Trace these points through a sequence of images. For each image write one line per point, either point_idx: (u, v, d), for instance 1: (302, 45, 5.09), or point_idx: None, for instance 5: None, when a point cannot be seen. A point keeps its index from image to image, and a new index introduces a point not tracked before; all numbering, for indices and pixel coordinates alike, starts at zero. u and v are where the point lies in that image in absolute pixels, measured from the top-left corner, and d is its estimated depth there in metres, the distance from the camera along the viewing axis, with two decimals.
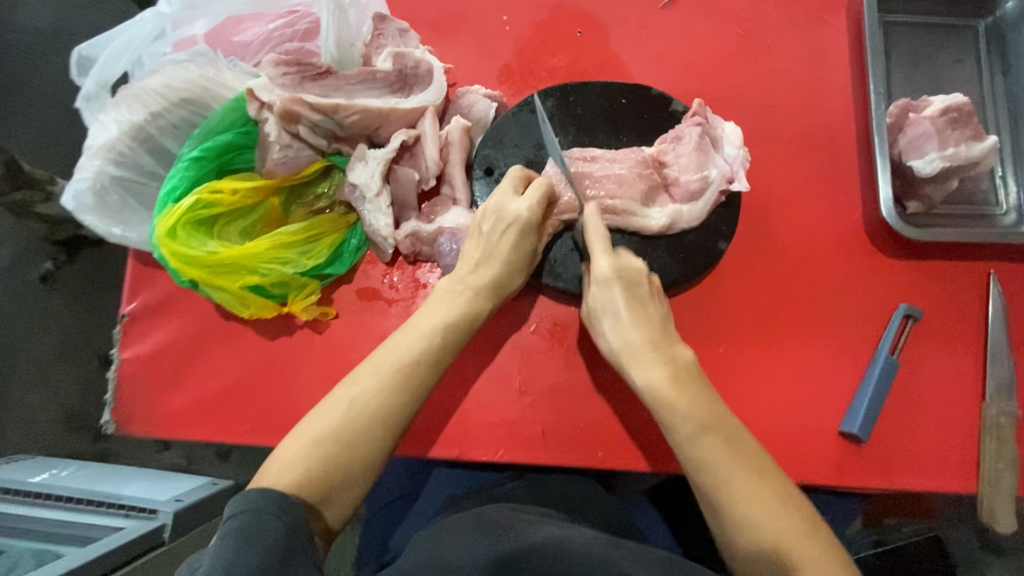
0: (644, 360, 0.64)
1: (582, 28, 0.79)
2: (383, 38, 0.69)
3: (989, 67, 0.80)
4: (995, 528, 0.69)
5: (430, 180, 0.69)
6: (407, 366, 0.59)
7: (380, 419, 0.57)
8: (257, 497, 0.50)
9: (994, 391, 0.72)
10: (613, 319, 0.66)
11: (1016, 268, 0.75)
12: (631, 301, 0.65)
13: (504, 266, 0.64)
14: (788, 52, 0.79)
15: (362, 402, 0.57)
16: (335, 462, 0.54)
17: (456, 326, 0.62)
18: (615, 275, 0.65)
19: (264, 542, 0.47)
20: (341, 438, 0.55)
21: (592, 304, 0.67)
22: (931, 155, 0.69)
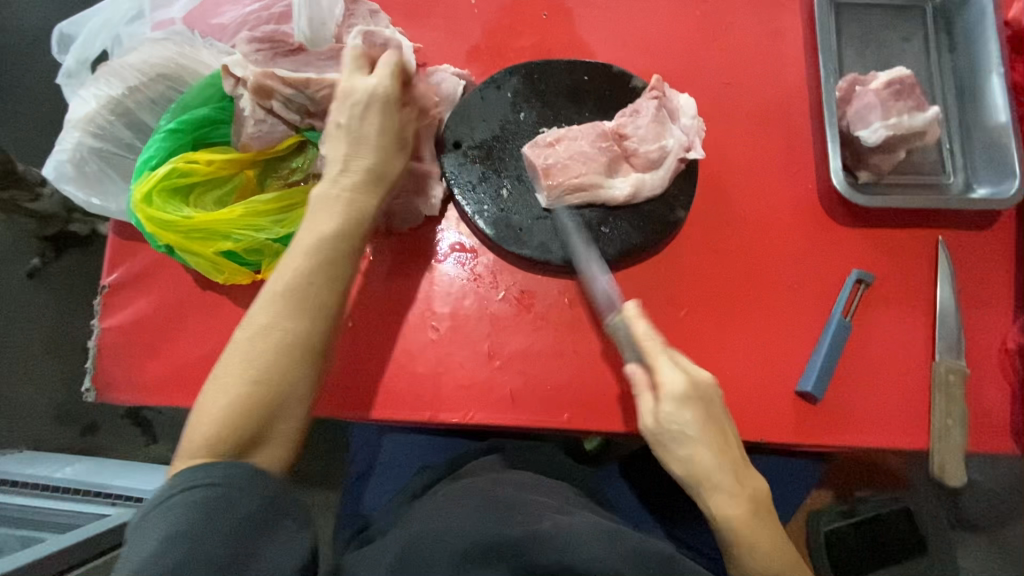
0: (723, 494, 0.63)
1: (548, 11, 0.82)
2: (354, 18, 0.73)
3: (937, 45, 0.84)
4: (946, 482, 0.72)
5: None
6: (301, 289, 0.58)
7: (286, 345, 0.56)
8: (221, 472, 0.50)
9: (942, 350, 0.75)
10: (683, 467, 0.64)
11: (963, 234, 0.79)
12: (703, 419, 0.64)
13: (376, 152, 0.63)
14: (745, 32, 0.83)
15: (263, 334, 0.56)
16: (249, 408, 0.54)
17: (342, 236, 0.61)
18: (687, 437, 0.63)
19: (231, 517, 0.48)
20: (247, 382, 0.55)
21: (664, 423, 0.64)
22: (876, 124, 0.73)
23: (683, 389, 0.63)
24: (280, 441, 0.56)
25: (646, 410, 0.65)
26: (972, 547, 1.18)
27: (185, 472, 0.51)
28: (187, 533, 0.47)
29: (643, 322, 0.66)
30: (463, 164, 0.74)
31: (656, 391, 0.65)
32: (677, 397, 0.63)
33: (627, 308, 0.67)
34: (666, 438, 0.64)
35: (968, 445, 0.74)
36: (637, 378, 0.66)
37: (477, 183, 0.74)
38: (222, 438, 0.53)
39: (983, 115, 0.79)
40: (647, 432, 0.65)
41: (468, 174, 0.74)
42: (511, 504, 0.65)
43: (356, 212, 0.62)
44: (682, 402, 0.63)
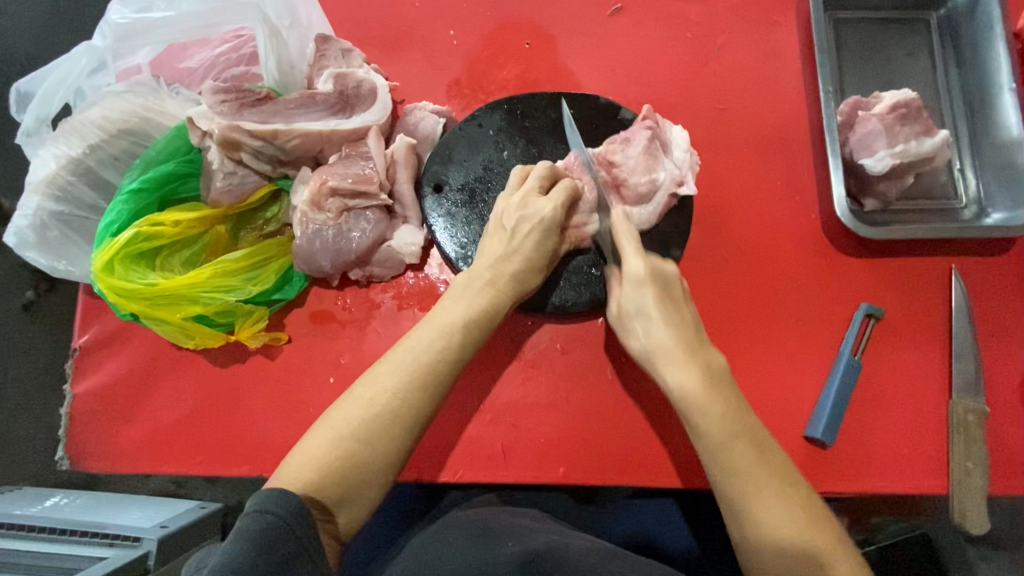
0: (679, 367, 0.59)
1: (531, 39, 0.79)
2: (326, 59, 0.69)
3: (943, 59, 0.79)
4: (968, 529, 0.68)
5: (362, 197, 0.66)
6: (429, 364, 0.58)
7: (398, 420, 0.55)
8: (279, 500, 0.48)
9: (959, 387, 0.71)
10: (640, 345, 0.61)
11: (977, 262, 0.74)
12: (661, 300, 0.61)
13: (525, 263, 0.63)
14: (740, 53, 0.79)
15: (383, 398, 0.55)
16: (349, 470, 0.53)
17: (471, 330, 0.60)
18: (638, 310, 0.61)
19: (275, 555, 0.45)
20: (340, 451, 0.53)
21: (623, 306, 0.62)
22: (881, 153, 0.69)
23: (641, 272, 0.60)
24: (359, 503, 0.54)
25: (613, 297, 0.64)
26: (996, 569, 1.13)
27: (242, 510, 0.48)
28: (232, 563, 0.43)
29: (626, 222, 0.63)
30: (445, 208, 0.70)
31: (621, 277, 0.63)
32: (635, 279, 0.61)
33: (616, 216, 0.63)
34: (627, 313, 0.62)
35: (991, 488, 0.70)
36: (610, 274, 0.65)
37: (461, 226, 0.70)
38: (316, 486, 0.51)
39: (997, 134, 0.75)
40: (612, 317, 0.64)
41: (451, 220, 0.70)
42: (498, 531, 0.64)
43: (492, 302, 0.62)
44: (640, 283, 0.61)
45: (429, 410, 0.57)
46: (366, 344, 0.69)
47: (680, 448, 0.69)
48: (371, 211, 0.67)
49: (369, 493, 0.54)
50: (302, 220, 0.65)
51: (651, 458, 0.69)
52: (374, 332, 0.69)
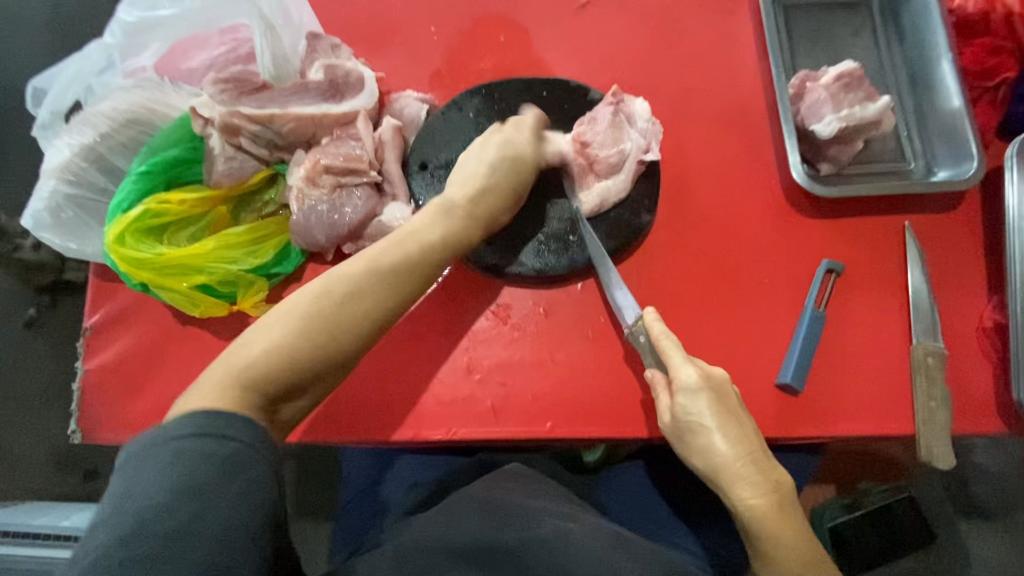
0: (746, 482, 0.64)
1: (506, 33, 0.85)
2: (316, 53, 0.75)
3: (885, 37, 0.86)
4: (935, 465, 0.72)
5: (353, 176, 0.71)
6: (399, 268, 0.63)
7: (363, 320, 0.59)
8: (239, 428, 0.49)
9: (918, 333, 0.76)
10: (704, 459, 0.66)
11: (928, 218, 0.80)
12: (720, 410, 0.65)
13: (498, 197, 0.70)
14: (698, 38, 0.86)
15: (357, 294, 0.59)
16: (313, 355, 0.56)
17: (432, 236, 0.66)
18: (700, 427, 0.65)
19: (239, 479, 0.46)
20: (301, 335, 0.56)
21: (681, 416, 0.66)
22: (829, 117, 0.75)
23: (696, 381, 0.66)
24: (306, 390, 0.58)
25: (663, 406, 0.67)
26: (986, 536, 1.15)
27: (162, 428, 0.48)
28: (179, 491, 0.44)
29: (660, 323, 0.70)
30: (431, 185, 0.75)
31: (672, 387, 0.67)
32: (690, 389, 0.66)
33: (645, 315, 0.71)
34: (690, 434, 0.66)
35: (954, 426, 0.74)
36: (653, 379, 0.69)
37: None
38: (280, 364, 0.54)
39: (938, 99, 0.81)
40: (665, 428, 0.67)
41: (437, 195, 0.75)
42: (512, 510, 0.67)
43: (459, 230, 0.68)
44: (696, 393, 0.65)
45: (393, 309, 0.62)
46: None
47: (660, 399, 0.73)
48: (361, 188, 0.72)
49: (319, 383, 0.58)
50: (300, 196, 0.70)
51: (633, 411, 0.73)
52: None
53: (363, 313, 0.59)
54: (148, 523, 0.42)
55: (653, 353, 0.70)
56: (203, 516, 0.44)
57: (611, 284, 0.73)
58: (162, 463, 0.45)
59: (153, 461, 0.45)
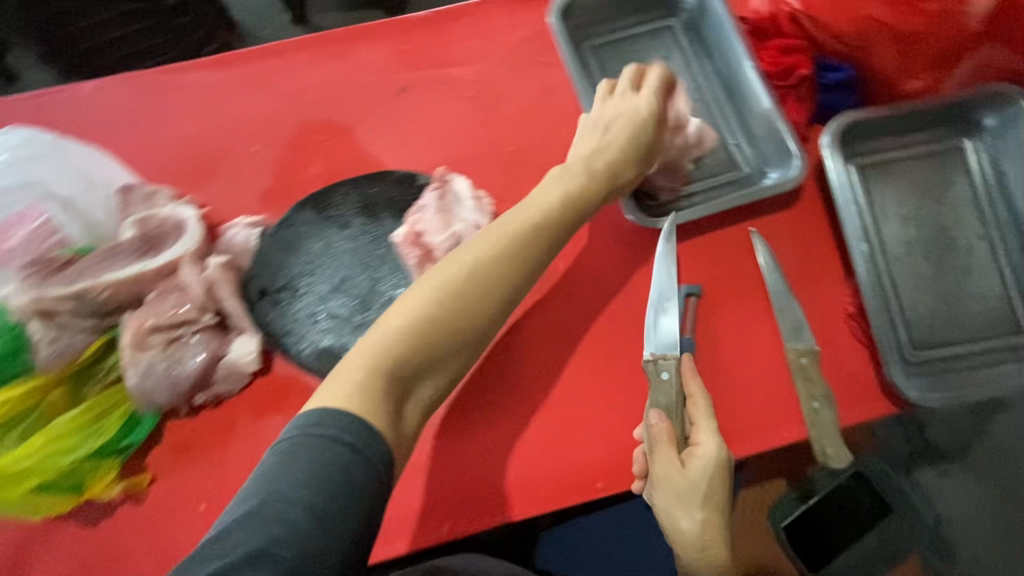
0: (717, 563, 0.68)
1: (329, 135, 0.85)
2: (130, 208, 0.74)
3: (694, 55, 0.89)
4: (833, 466, 0.72)
5: (186, 325, 0.69)
6: (525, 233, 0.68)
7: (489, 282, 0.65)
8: (356, 431, 0.52)
9: (788, 336, 0.76)
10: (694, 524, 0.68)
11: (772, 221, 0.81)
12: (720, 490, 0.68)
13: (620, 153, 0.74)
14: (518, 96, 0.87)
15: (506, 261, 0.66)
16: (461, 309, 0.63)
17: (552, 204, 0.70)
18: (704, 497, 0.67)
19: (363, 483, 0.50)
20: (418, 324, 0.60)
21: (689, 481, 0.67)
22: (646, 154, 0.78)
23: (717, 455, 0.67)
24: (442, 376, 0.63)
25: (670, 465, 0.67)
26: (956, 480, 1.10)
27: (307, 413, 0.53)
28: (323, 498, 0.48)
29: (695, 381, 0.71)
30: (277, 310, 0.74)
31: (692, 450, 0.68)
32: (712, 462, 0.67)
33: (683, 359, 0.72)
34: (692, 498, 0.67)
35: (844, 420, 0.74)
36: (659, 431, 0.68)
37: (296, 324, 0.73)
38: (451, 319, 0.62)
39: (753, 103, 0.83)
40: (669, 483, 0.67)
41: (285, 320, 0.73)
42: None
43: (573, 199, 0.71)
44: (716, 469, 0.67)
45: (497, 294, 0.65)
46: (227, 466, 0.71)
47: (550, 468, 0.74)
48: (198, 334, 0.70)
49: (449, 363, 0.63)
50: (130, 363, 0.67)
51: (528, 487, 0.74)
52: (232, 448, 0.71)
53: (491, 274, 0.65)
54: (265, 538, 0.46)
55: (674, 402, 0.70)
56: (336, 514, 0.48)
57: (660, 305, 0.75)
58: (306, 459, 0.49)
59: (297, 452, 0.50)
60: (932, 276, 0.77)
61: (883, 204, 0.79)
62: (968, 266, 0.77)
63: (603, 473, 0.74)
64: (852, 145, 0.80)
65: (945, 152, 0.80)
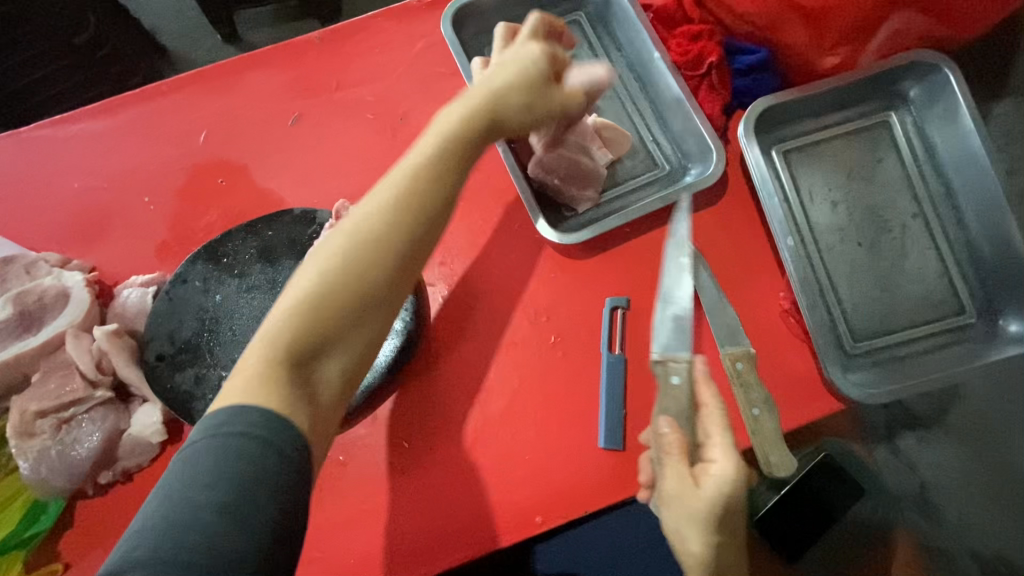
0: None
1: (225, 176, 0.80)
2: (9, 283, 0.69)
3: (604, 48, 0.83)
4: (780, 475, 0.69)
5: (78, 403, 0.65)
6: (445, 155, 0.54)
7: (409, 218, 0.52)
8: (256, 421, 0.44)
9: (722, 341, 0.72)
10: (705, 551, 0.57)
11: (699, 218, 0.77)
12: (735, 511, 0.57)
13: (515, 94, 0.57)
14: (420, 114, 0.82)
15: (425, 188, 0.53)
16: (374, 254, 0.50)
17: (475, 121, 0.56)
18: (718, 523, 0.56)
19: (272, 475, 0.43)
20: (312, 295, 0.49)
21: (704, 504, 0.55)
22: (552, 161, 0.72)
23: (734, 477, 0.56)
24: (359, 341, 0.52)
25: (681, 481, 0.56)
26: (936, 445, 1.06)
27: (214, 410, 0.45)
28: (234, 497, 0.41)
29: (709, 380, 0.62)
30: (176, 373, 0.68)
31: (706, 467, 0.57)
32: (728, 483, 0.56)
33: (697, 362, 0.62)
34: (706, 524, 0.56)
35: (786, 421, 0.72)
36: (669, 442, 0.58)
37: (198, 386, 0.68)
38: (362, 270, 0.50)
39: (667, 96, 0.78)
40: (681, 503, 0.56)
41: (182, 384, 0.68)
42: None
43: (468, 120, 0.55)
44: (733, 491, 0.56)
45: (414, 239, 0.52)
46: None
47: (485, 506, 0.70)
48: (93, 411, 0.66)
49: (370, 321, 0.52)
50: (18, 454, 0.62)
51: (464, 530, 0.69)
52: None
53: (408, 207, 0.52)
54: (171, 549, 0.39)
55: (682, 408, 0.61)
56: (238, 514, 0.41)
57: (668, 299, 0.67)
58: (210, 460, 0.42)
59: (203, 451, 0.43)
60: (867, 260, 0.73)
61: (810, 191, 0.75)
62: (904, 247, 0.74)
63: (541, 505, 0.70)
64: (771, 131, 0.77)
65: (868, 129, 0.77)
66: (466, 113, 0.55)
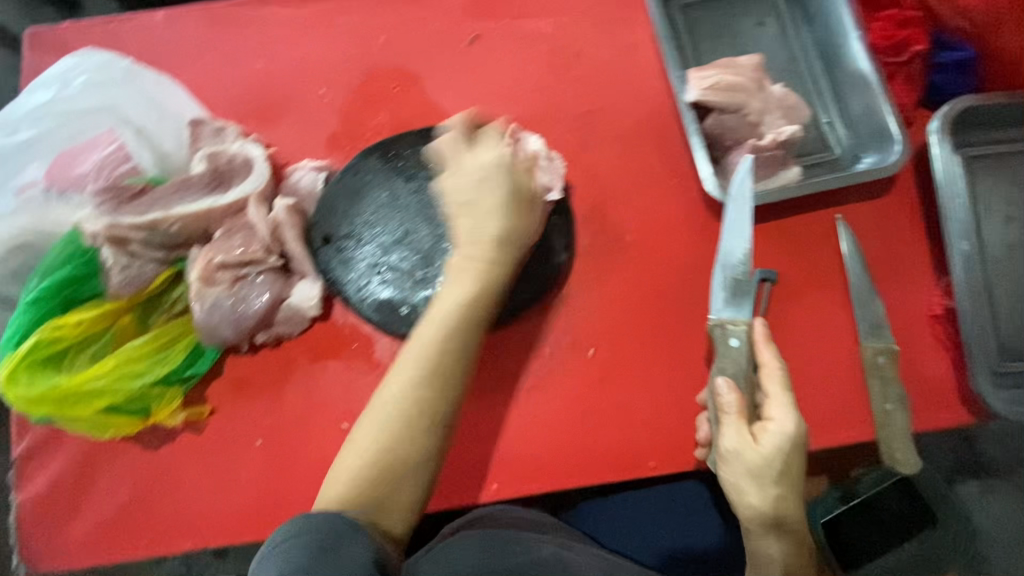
0: (785, 531, 0.63)
1: (398, 82, 0.82)
2: (200, 142, 0.73)
3: (793, 21, 0.82)
4: (902, 470, 0.69)
5: (251, 264, 0.70)
6: (461, 321, 0.64)
7: (453, 367, 0.63)
8: (317, 527, 0.52)
9: (866, 333, 0.72)
10: (766, 502, 0.61)
11: (863, 207, 0.76)
12: (792, 466, 0.61)
13: (514, 217, 0.67)
14: (597, 54, 0.81)
15: (445, 356, 0.63)
16: (420, 407, 0.61)
17: (484, 288, 0.65)
18: (779, 474, 0.60)
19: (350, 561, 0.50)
20: (381, 440, 0.60)
21: (758, 458, 0.60)
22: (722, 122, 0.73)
23: (793, 428, 0.60)
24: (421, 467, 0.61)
25: (738, 437, 0.61)
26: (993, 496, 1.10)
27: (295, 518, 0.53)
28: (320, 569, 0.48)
29: (768, 343, 0.66)
30: (338, 258, 0.73)
31: (762, 424, 0.62)
32: (789, 437, 0.60)
33: (755, 326, 0.66)
34: (766, 474, 0.60)
35: (917, 423, 0.71)
36: (726, 402, 0.63)
37: (358, 272, 0.73)
38: (421, 412, 0.61)
39: (854, 79, 0.76)
40: (739, 461, 0.61)
41: (347, 266, 0.73)
42: (512, 538, 0.72)
43: (510, 250, 0.67)
44: (793, 444, 0.60)
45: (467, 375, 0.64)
46: (287, 401, 0.73)
47: (601, 441, 0.72)
48: (262, 275, 0.70)
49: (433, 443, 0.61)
50: (198, 296, 0.67)
51: (576, 459, 0.72)
52: (290, 390, 0.73)
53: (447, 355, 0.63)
54: None
55: (743, 370, 0.65)
56: None
57: (726, 261, 0.69)
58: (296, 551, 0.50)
59: (292, 548, 0.50)
60: None
61: (988, 201, 0.73)
62: None
63: (654, 451, 0.71)
64: (961, 134, 0.74)
65: None
66: (501, 238, 0.66)
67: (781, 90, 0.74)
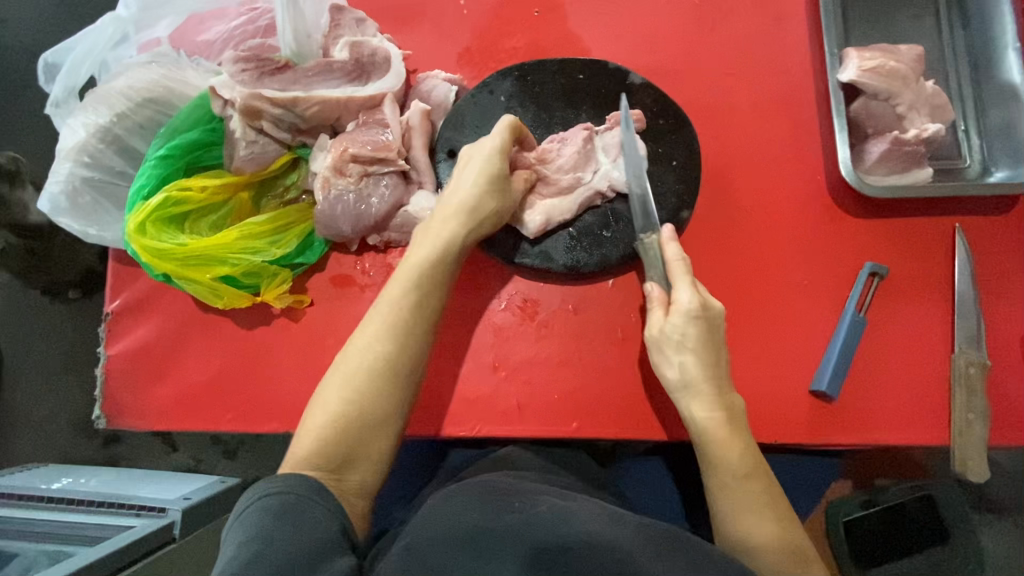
0: (705, 403, 0.65)
1: (540, 7, 0.79)
2: (341, 28, 0.71)
3: (949, 21, 0.80)
4: (970, 479, 0.70)
5: (382, 163, 0.68)
6: (430, 265, 0.65)
7: (411, 314, 0.63)
8: (284, 481, 0.53)
9: (961, 342, 0.73)
10: (677, 372, 0.66)
11: (982, 221, 0.75)
12: (705, 340, 0.65)
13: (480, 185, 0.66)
14: (747, 16, 0.79)
15: (415, 291, 0.64)
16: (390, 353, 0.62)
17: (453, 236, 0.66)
18: (681, 342, 0.65)
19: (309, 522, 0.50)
20: (347, 405, 0.59)
21: (662, 331, 0.66)
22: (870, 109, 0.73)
23: (691, 299, 0.65)
24: (381, 433, 0.60)
25: (653, 320, 0.67)
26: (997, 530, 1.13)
27: (270, 476, 0.54)
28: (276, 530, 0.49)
29: (675, 244, 0.68)
30: None
31: (667, 308, 0.67)
32: (688, 312, 0.65)
33: (662, 230, 0.69)
34: (666, 343, 0.66)
35: (991, 437, 0.72)
36: (652, 294, 0.69)
37: None
38: (380, 365, 0.61)
39: (1002, 92, 0.75)
40: (650, 342, 0.68)
41: None
42: (514, 491, 0.59)
43: (478, 215, 0.67)
44: (692, 318, 0.65)
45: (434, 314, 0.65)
46: None
47: None
48: (388, 177, 0.69)
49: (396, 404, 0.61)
50: (325, 185, 0.67)
51: (658, 414, 0.72)
52: None
53: (422, 300, 0.64)
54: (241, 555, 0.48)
55: (660, 271, 0.69)
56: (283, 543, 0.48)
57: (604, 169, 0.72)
58: (261, 514, 0.50)
59: (255, 509, 0.51)
60: None
61: None
62: None
63: None
64: None
65: None
66: (474, 202, 0.67)
67: (934, 87, 0.73)
